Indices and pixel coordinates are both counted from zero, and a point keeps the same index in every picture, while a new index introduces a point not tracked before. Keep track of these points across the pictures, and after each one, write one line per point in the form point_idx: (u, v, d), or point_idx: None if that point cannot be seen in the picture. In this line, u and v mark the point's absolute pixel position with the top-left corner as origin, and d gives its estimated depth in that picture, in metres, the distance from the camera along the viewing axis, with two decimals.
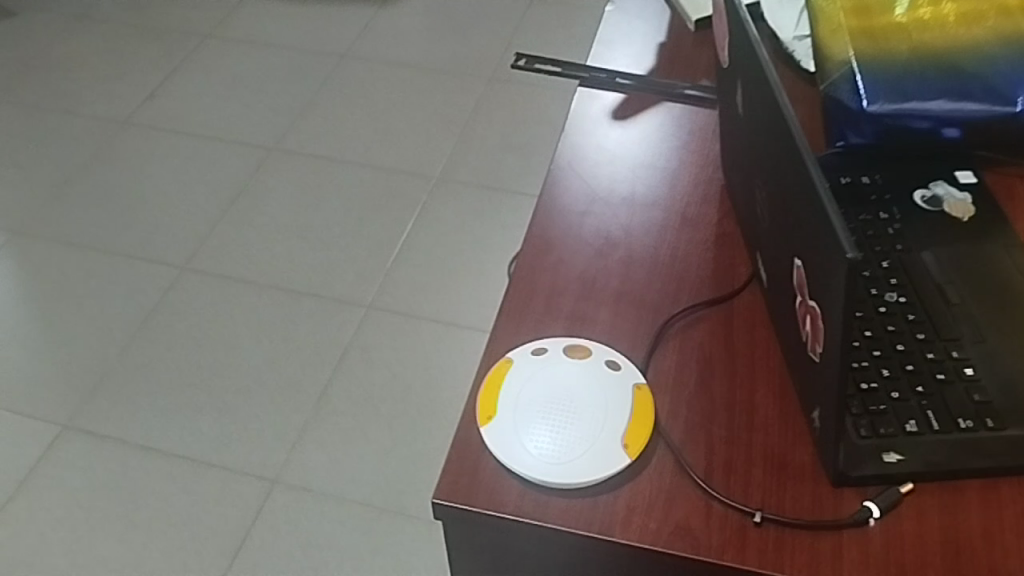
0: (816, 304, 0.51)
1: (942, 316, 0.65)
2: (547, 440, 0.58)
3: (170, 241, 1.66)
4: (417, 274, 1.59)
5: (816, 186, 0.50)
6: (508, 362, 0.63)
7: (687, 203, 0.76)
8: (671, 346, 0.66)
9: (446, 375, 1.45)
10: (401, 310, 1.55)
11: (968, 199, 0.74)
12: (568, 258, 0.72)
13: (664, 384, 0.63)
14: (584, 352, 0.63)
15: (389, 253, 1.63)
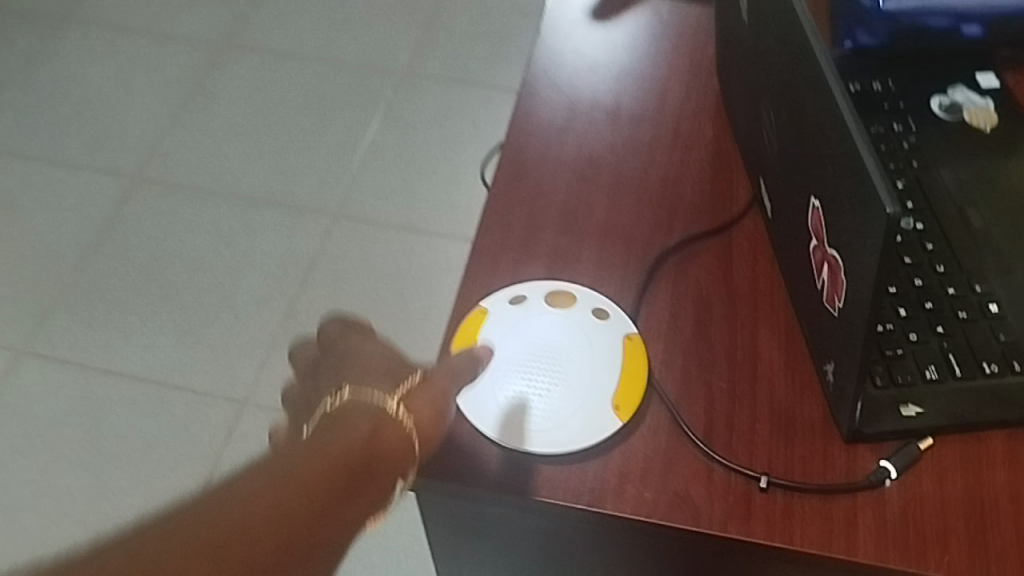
0: (837, 253, 0.46)
1: (963, 243, 0.59)
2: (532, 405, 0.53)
3: (120, 149, 1.55)
4: (384, 179, 1.50)
5: (848, 130, 0.43)
6: (482, 311, 0.57)
7: (679, 118, 0.68)
8: (665, 285, 0.59)
9: (419, 286, 1.37)
10: (369, 217, 1.46)
11: (990, 105, 0.66)
12: (547, 184, 0.65)
13: (658, 331, 0.57)
14: (568, 300, 0.57)
15: (354, 155, 1.53)
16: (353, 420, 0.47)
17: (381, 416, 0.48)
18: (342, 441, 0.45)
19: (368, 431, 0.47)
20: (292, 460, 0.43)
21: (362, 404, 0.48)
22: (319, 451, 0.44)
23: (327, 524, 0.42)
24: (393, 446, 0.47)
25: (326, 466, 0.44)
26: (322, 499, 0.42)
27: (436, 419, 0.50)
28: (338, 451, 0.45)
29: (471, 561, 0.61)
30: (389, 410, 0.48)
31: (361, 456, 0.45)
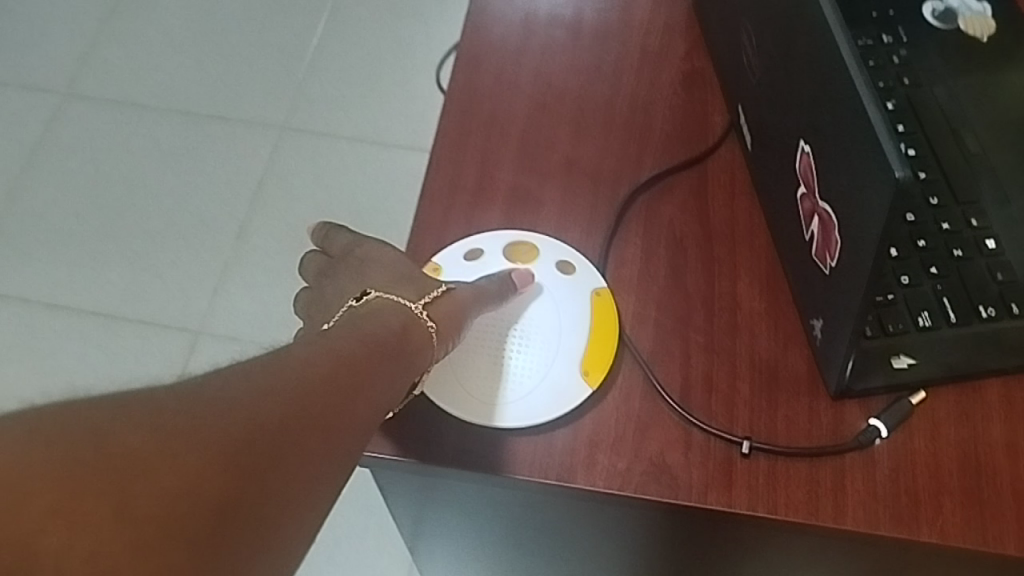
0: (830, 208, 0.40)
1: (958, 170, 0.54)
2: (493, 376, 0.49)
3: (45, 59, 1.39)
4: (336, 84, 1.35)
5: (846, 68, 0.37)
6: (435, 268, 0.52)
7: (646, 33, 0.62)
8: (634, 227, 0.54)
9: (379, 201, 1.24)
10: (319, 130, 1.31)
11: (987, 12, 0.60)
12: (503, 116, 0.58)
13: (628, 281, 0.53)
14: (529, 254, 0.53)
15: (301, 61, 1.37)
16: (383, 316, 0.45)
17: (408, 315, 0.45)
18: (372, 334, 0.43)
19: (399, 326, 0.44)
20: (309, 349, 0.39)
21: (387, 303, 0.46)
22: (337, 346, 0.40)
23: (348, 413, 0.38)
24: (419, 346, 0.45)
25: (345, 360, 0.40)
26: (341, 388, 0.38)
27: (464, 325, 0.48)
28: (362, 344, 0.41)
29: (438, 520, 0.58)
30: (414, 312, 0.46)
31: (392, 343, 0.43)
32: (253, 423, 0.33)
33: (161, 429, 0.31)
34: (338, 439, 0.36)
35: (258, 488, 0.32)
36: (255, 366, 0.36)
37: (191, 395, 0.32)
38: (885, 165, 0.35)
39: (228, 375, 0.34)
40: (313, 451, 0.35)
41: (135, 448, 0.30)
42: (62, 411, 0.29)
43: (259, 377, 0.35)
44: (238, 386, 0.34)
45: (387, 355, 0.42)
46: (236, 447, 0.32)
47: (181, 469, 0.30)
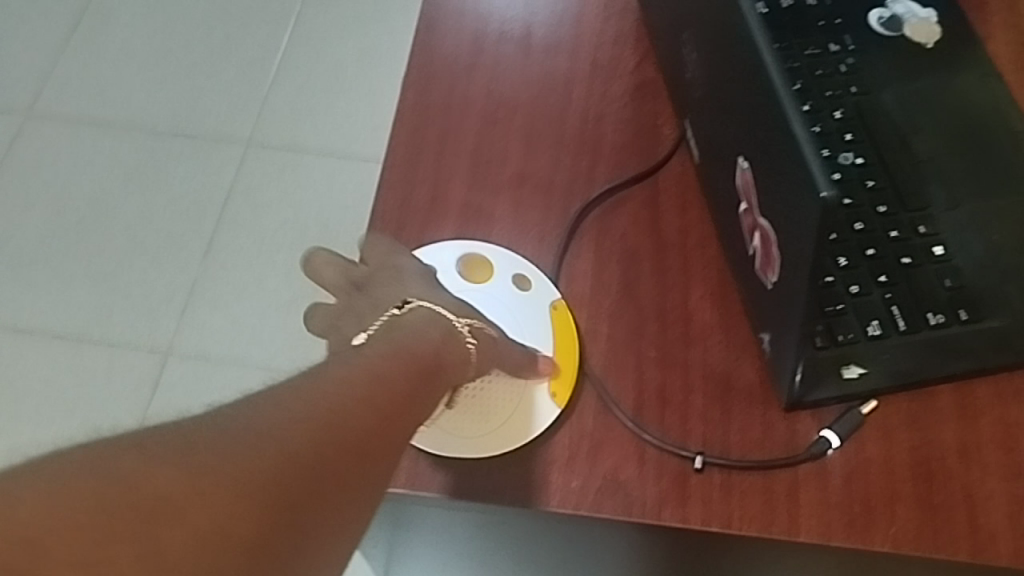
0: (768, 223, 0.40)
1: (906, 176, 0.54)
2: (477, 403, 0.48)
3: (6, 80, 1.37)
4: (300, 98, 1.34)
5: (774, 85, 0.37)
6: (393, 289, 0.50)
7: (596, 45, 0.62)
8: (586, 240, 0.54)
9: (345, 215, 1.23)
10: (285, 143, 1.30)
11: (932, 19, 0.60)
12: (454, 134, 0.58)
13: (581, 296, 0.52)
14: (483, 268, 0.52)
15: (265, 75, 1.36)
16: (423, 328, 0.44)
17: (448, 331, 0.45)
18: (414, 348, 0.42)
19: (439, 339, 0.44)
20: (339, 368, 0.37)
21: (428, 315, 0.45)
22: (372, 363, 0.38)
23: (384, 437, 0.36)
24: (457, 364, 0.44)
25: (378, 379, 0.38)
26: (376, 408, 0.36)
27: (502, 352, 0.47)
28: (403, 360, 0.40)
29: (400, 538, 0.58)
30: (455, 328, 0.45)
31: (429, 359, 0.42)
32: (289, 446, 0.31)
33: (191, 453, 0.28)
34: (374, 461, 0.34)
35: (306, 509, 0.30)
36: (285, 389, 0.34)
37: (224, 420, 0.30)
38: (812, 182, 0.34)
39: (259, 398, 0.32)
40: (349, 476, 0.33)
41: (169, 476, 0.27)
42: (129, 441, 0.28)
43: (289, 398, 0.33)
44: (269, 409, 0.32)
45: (427, 372, 0.41)
46: (279, 469, 0.30)
47: (230, 490, 0.28)
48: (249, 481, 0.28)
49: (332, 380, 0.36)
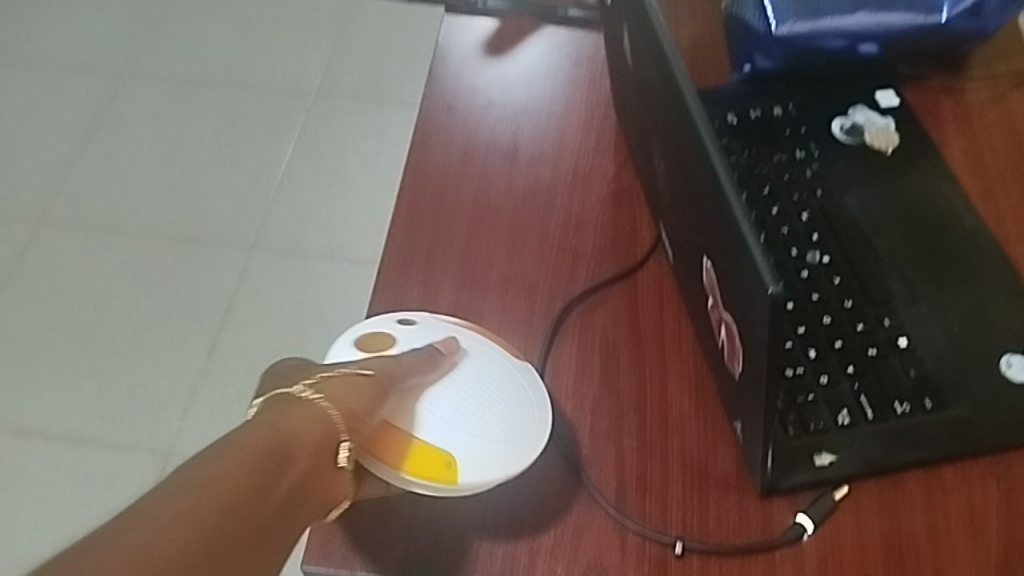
0: (731, 316, 0.43)
1: (870, 272, 0.58)
2: (468, 420, 0.51)
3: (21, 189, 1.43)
4: (303, 205, 1.39)
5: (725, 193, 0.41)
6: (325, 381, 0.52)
7: (579, 154, 0.66)
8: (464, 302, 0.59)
9: (345, 318, 1.27)
10: (287, 248, 1.35)
11: (890, 126, 0.65)
12: (444, 236, 0.62)
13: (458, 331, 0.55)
14: (382, 340, 0.54)
15: (269, 182, 1.42)
16: (274, 407, 0.47)
17: (292, 400, 0.48)
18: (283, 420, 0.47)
19: (288, 410, 0.47)
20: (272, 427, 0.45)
21: (277, 398, 0.48)
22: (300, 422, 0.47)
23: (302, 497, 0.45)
24: (308, 424, 0.47)
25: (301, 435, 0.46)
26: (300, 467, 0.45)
27: (381, 383, 0.50)
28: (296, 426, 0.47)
29: None
30: (299, 396, 0.48)
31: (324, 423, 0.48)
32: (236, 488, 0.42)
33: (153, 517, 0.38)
34: (287, 527, 0.44)
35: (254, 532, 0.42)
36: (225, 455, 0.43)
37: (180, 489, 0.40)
38: (760, 280, 0.38)
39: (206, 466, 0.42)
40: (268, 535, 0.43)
41: (135, 549, 0.37)
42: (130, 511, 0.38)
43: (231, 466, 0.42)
44: (213, 478, 0.41)
45: (300, 437, 0.46)
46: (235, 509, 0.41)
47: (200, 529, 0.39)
48: (200, 550, 0.38)
49: (267, 446, 0.44)
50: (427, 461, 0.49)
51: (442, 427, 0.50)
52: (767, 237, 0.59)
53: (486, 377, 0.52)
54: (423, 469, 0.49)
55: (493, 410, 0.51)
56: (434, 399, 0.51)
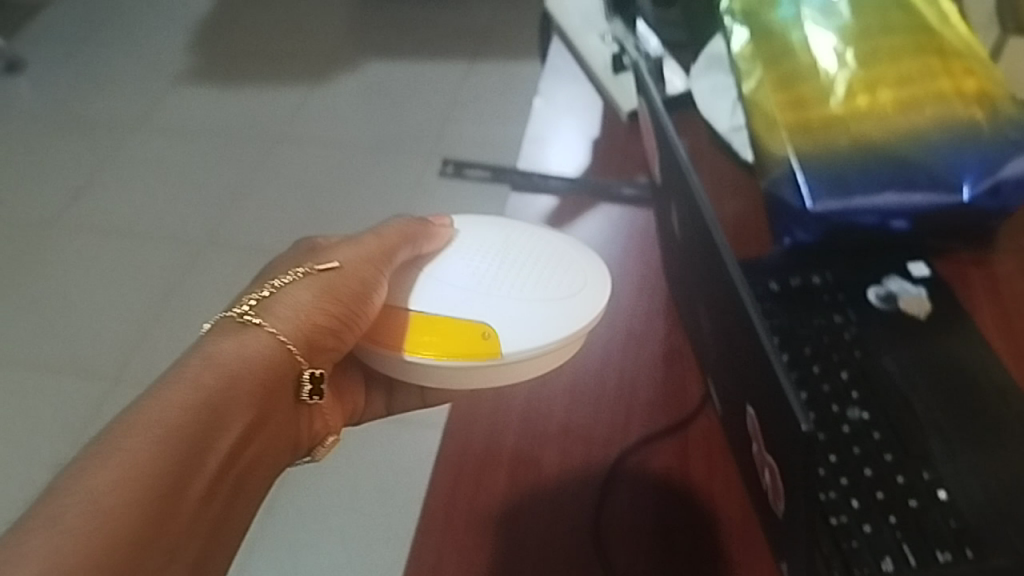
0: (774, 457, 0.48)
1: (908, 428, 0.61)
2: (477, 294, 0.62)
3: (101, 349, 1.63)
4: None
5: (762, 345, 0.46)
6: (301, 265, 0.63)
7: (633, 318, 0.72)
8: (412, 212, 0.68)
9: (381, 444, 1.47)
10: None
11: (922, 294, 0.70)
12: (509, 391, 0.68)
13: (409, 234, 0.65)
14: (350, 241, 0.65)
15: None
16: (223, 342, 0.55)
17: (239, 327, 0.56)
18: (227, 365, 0.54)
19: (237, 348, 0.55)
20: (213, 361, 0.53)
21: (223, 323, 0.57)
22: (243, 360, 0.55)
23: (260, 443, 0.55)
24: (258, 349, 0.56)
25: (244, 374, 0.54)
26: (250, 411, 0.54)
27: (348, 284, 0.61)
28: (249, 362, 0.55)
29: None
30: (241, 322, 0.57)
31: (269, 358, 0.56)
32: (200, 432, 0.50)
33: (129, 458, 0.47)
34: (239, 460, 0.53)
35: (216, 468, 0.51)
36: (167, 394, 0.51)
37: (142, 430, 0.48)
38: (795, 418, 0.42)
39: (140, 420, 0.49)
40: (237, 476, 0.53)
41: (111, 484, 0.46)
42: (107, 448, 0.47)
43: (177, 402, 0.50)
44: (152, 424, 0.49)
45: (250, 380, 0.54)
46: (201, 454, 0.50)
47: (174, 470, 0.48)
48: (147, 501, 0.46)
49: (227, 388, 0.53)
50: (464, 336, 0.59)
51: (461, 305, 0.61)
52: (809, 394, 0.63)
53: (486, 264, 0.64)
54: (462, 343, 0.59)
55: (502, 283, 0.63)
56: (437, 289, 0.63)
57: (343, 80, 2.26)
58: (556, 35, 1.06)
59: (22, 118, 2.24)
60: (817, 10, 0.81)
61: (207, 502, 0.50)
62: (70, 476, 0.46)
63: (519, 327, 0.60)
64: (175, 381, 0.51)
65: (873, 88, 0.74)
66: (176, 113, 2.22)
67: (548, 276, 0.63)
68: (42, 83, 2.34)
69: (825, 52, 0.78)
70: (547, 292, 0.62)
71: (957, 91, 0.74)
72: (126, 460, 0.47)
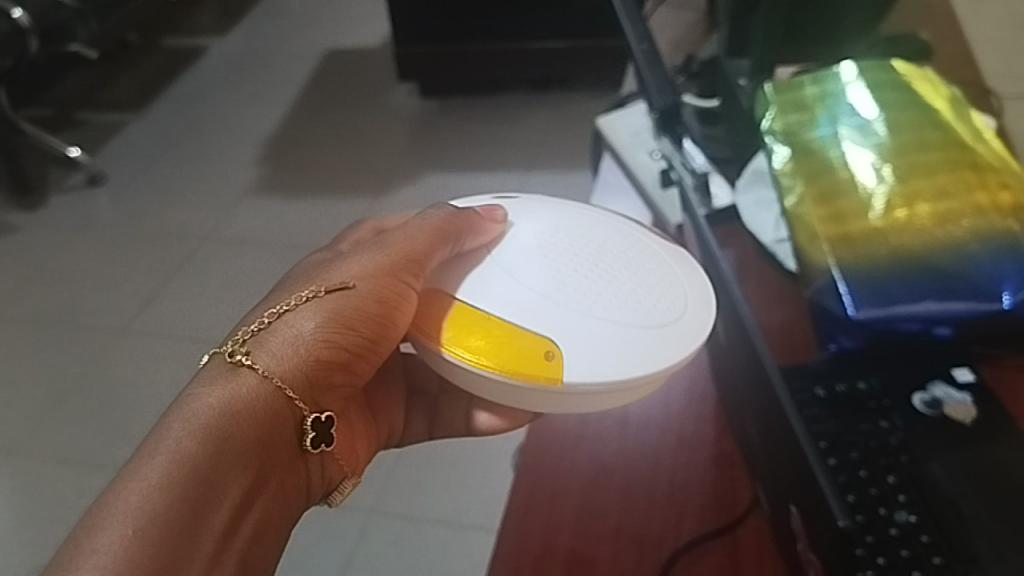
0: (819, 558, 0.50)
1: (954, 532, 0.62)
2: (552, 301, 0.63)
3: None
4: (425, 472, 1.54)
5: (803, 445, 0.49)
6: (319, 274, 0.68)
7: (683, 422, 0.75)
8: (429, 214, 0.70)
9: (417, 493, 1.60)
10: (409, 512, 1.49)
11: (967, 400, 0.71)
12: (561, 491, 0.71)
13: (412, 256, 0.67)
14: (370, 249, 0.69)
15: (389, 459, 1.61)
16: (203, 395, 0.59)
17: (232, 371, 0.60)
18: (210, 423, 0.57)
19: (218, 401, 0.58)
20: (202, 424, 0.57)
21: (208, 368, 0.61)
22: (234, 418, 0.58)
23: (262, 503, 0.60)
24: (249, 391, 0.60)
25: (237, 435, 0.58)
26: (247, 475, 0.58)
27: (355, 313, 0.66)
28: (232, 416, 0.58)
29: None
30: (232, 364, 0.61)
31: (263, 411, 0.60)
32: (190, 493, 0.54)
33: (125, 531, 0.51)
34: (240, 519, 0.58)
35: (217, 529, 0.55)
36: (158, 463, 0.54)
37: (131, 500, 0.53)
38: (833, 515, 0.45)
39: (129, 492, 0.53)
40: (244, 540, 0.58)
41: (114, 557, 0.50)
42: (101, 527, 0.51)
43: (172, 472, 0.54)
44: (143, 494, 0.53)
45: (232, 435, 0.58)
46: (196, 513, 0.54)
47: (175, 535, 0.53)
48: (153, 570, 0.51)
49: (208, 447, 0.56)
50: (527, 350, 0.61)
51: (533, 314, 0.62)
52: (856, 497, 0.65)
53: (564, 266, 0.65)
54: (525, 357, 0.60)
55: (574, 288, 0.64)
56: (501, 293, 0.64)
57: (402, 187, 2.38)
58: (607, 151, 1.13)
59: (101, 228, 2.37)
60: (854, 130, 0.86)
61: (213, 564, 0.55)
62: (70, 558, 0.50)
63: (589, 348, 0.61)
64: (165, 449, 0.55)
65: (911, 201, 0.78)
66: (245, 222, 2.33)
67: (636, 289, 0.65)
68: (121, 195, 2.49)
69: (863, 168, 0.82)
70: (635, 309, 0.63)
71: (994, 203, 0.77)
72: (125, 541, 0.51)
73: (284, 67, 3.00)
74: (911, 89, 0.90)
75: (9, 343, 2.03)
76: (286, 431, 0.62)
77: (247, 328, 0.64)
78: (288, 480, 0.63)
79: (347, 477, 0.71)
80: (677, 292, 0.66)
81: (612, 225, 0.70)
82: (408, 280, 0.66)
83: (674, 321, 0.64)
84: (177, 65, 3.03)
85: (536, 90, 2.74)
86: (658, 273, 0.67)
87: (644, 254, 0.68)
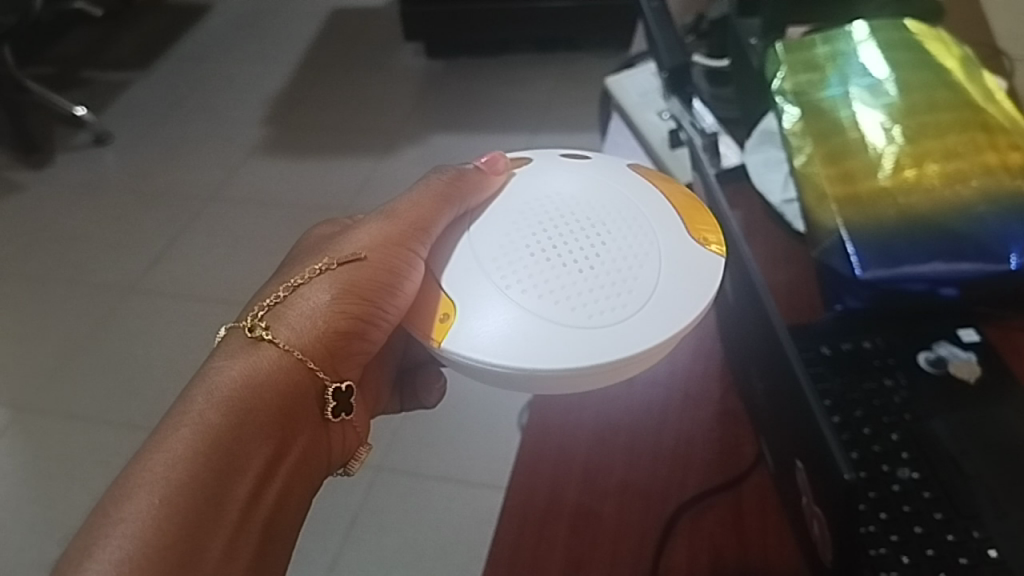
0: (821, 510, 0.51)
1: (957, 488, 0.63)
2: (492, 280, 0.61)
3: (165, 404, 1.76)
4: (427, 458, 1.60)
5: (810, 402, 0.50)
6: (331, 245, 0.68)
7: (688, 381, 0.75)
8: (432, 177, 0.69)
9: (422, 448, 1.62)
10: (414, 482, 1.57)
11: (972, 359, 0.72)
12: (567, 446, 0.72)
13: (418, 224, 0.66)
14: (380, 214, 0.69)
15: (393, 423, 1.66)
16: (225, 368, 0.59)
17: (251, 345, 0.61)
18: (232, 396, 0.58)
19: (240, 373, 0.59)
20: (225, 397, 0.58)
21: (227, 338, 0.62)
22: (256, 390, 0.59)
23: (290, 471, 0.61)
24: (265, 365, 0.60)
25: (260, 407, 0.59)
26: (271, 444, 0.59)
27: (366, 280, 0.65)
28: (253, 387, 0.59)
29: None
30: (250, 336, 0.61)
31: (280, 383, 0.61)
32: (214, 463, 0.55)
33: (151, 501, 0.53)
34: (264, 488, 0.58)
35: (242, 498, 0.56)
36: (182, 434, 0.55)
37: (154, 471, 0.54)
38: (838, 468, 0.46)
39: (154, 463, 0.54)
40: (268, 507, 0.58)
41: (141, 527, 0.52)
42: (127, 496, 0.53)
43: (195, 443, 0.55)
44: (168, 464, 0.54)
45: (256, 406, 0.59)
46: (220, 483, 0.55)
47: (201, 505, 0.54)
48: (178, 540, 0.52)
49: (231, 418, 0.57)
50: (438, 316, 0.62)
51: (473, 291, 0.61)
52: (859, 454, 0.66)
53: (534, 235, 0.63)
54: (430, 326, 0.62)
55: (539, 260, 0.61)
56: (468, 266, 0.63)
57: (408, 148, 2.37)
58: (615, 112, 1.13)
59: (107, 187, 2.37)
60: (864, 90, 0.86)
61: (240, 531, 0.56)
62: (99, 524, 0.52)
63: (562, 328, 0.58)
64: (188, 421, 0.56)
65: (920, 161, 0.78)
66: (251, 183, 2.33)
67: (619, 260, 0.61)
68: (126, 155, 2.48)
69: (872, 128, 0.82)
70: (579, 299, 0.59)
71: (1004, 164, 0.77)
72: (154, 509, 0.52)
73: (290, 26, 2.98)
74: (923, 49, 0.89)
75: (16, 303, 2.04)
76: (307, 402, 0.62)
77: (267, 300, 0.64)
78: (313, 448, 0.63)
79: (362, 444, 0.69)
80: (650, 282, 0.60)
81: (627, 185, 0.67)
82: (416, 248, 0.65)
83: (614, 322, 0.58)
84: (181, 24, 3.00)
85: (543, 52, 2.72)
86: (648, 248, 0.62)
87: (638, 223, 0.64)
